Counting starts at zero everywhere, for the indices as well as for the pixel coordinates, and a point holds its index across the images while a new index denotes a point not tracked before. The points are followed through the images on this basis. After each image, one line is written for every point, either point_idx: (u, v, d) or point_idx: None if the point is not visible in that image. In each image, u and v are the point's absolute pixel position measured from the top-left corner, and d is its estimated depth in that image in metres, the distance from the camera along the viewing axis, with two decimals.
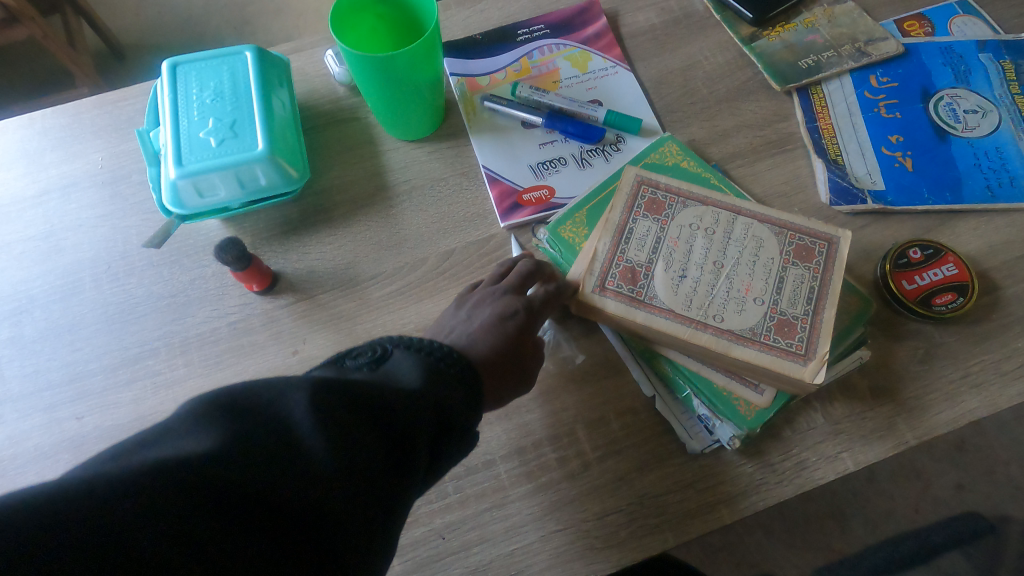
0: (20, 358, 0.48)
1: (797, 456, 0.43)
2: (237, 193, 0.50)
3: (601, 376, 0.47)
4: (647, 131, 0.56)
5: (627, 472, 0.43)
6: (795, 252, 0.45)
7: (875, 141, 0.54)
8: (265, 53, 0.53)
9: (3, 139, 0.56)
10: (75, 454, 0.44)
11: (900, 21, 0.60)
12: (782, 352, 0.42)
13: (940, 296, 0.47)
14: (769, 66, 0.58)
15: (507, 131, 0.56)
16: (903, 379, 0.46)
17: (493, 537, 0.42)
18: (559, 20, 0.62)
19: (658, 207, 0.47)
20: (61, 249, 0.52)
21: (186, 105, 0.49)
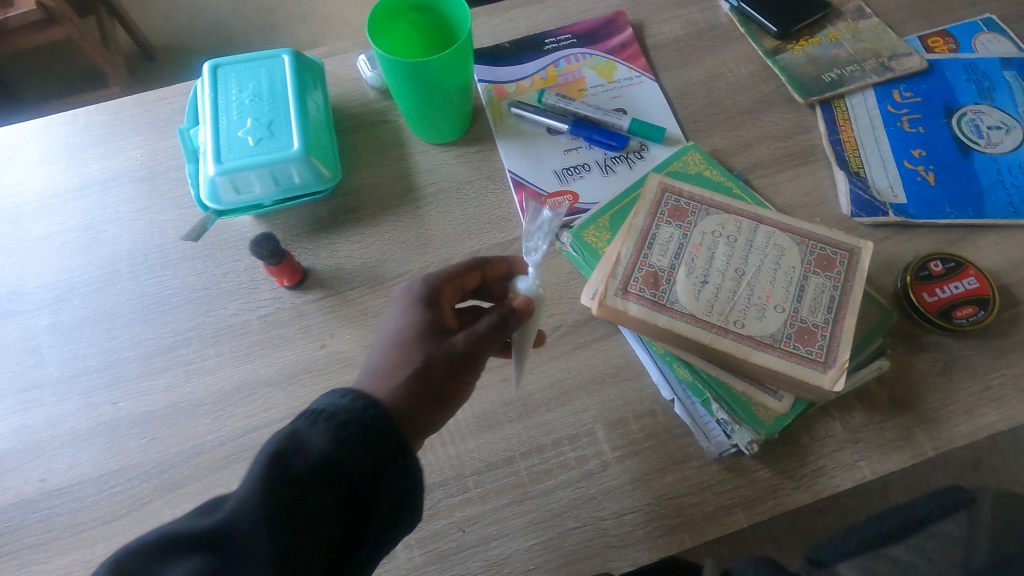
0: (60, 344, 0.50)
1: (815, 463, 0.44)
2: (271, 190, 0.52)
3: (621, 378, 0.47)
4: (671, 140, 0.57)
5: (646, 473, 0.44)
6: (817, 261, 0.46)
7: (898, 155, 0.55)
8: (302, 57, 0.55)
9: (48, 134, 0.58)
10: (109, 437, 0.46)
11: (924, 37, 0.61)
12: (803, 359, 0.42)
13: (960, 309, 0.47)
14: (792, 79, 0.59)
15: (533, 137, 0.58)
16: (922, 390, 0.46)
17: (512, 532, 0.43)
18: (586, 30, 0.63)
19: (681, 214, 0.48)
20: (101, 240, 0.54)
21: (225, 105, 0.51)
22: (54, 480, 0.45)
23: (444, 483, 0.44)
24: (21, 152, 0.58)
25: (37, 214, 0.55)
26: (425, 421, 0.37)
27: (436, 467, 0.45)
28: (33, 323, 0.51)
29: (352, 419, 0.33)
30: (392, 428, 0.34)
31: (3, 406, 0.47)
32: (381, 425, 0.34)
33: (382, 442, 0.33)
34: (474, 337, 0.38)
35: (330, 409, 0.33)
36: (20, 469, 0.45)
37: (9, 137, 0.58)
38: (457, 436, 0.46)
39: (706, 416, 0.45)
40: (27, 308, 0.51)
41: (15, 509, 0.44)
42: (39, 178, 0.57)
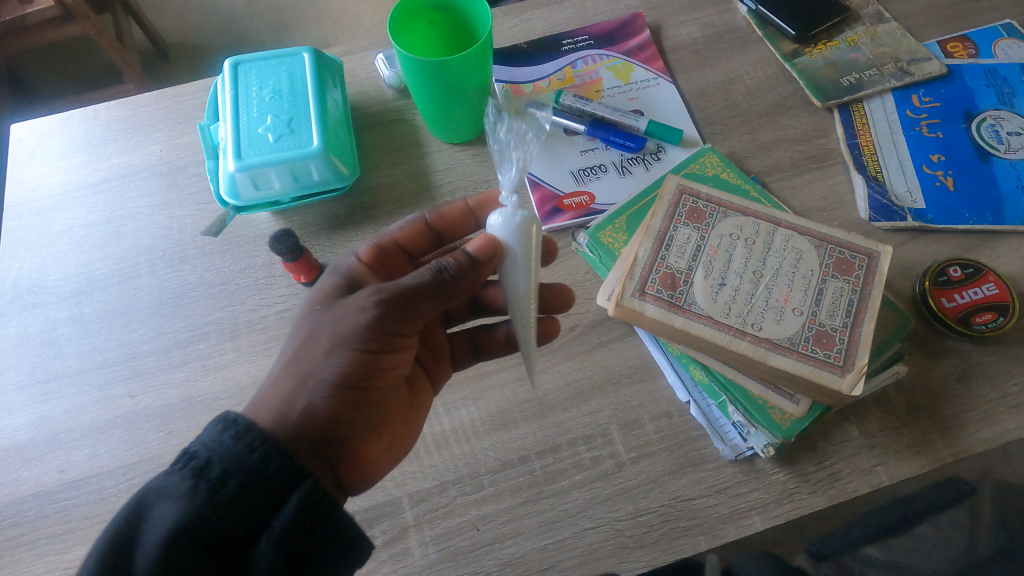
0: (79, 336, 0.50)
1: (831, 467, 0.44)
2: (289, 187, 0.52)
3: (637, 379, 0.47)
4: (688, 142, 0.57)
5: (661, 474, 0.44)
6: (836, 265, 0.46)
7: (917, 159, 0.54)
8: (322, 55, 0.56)
9: (69, 129, 0.59)
10: (127, 430, 0.46)
11: (943, 42, 0.61)
12: (821, 363, 0.42)
13: (979, 315, 0.47)
14: (810, 83, 0.59)
15: (550, 137, 0.58)
16: (940, 396, 0.46)
17: (527, 531, 0.43)
18: (603, 32, 0.63)
19: (699, 216, 0.48)
20: (120, 234, 0.54)
21: (246, 102, 0.52)
22: (72, 472, 0.45)
23: (459, 481, 0.44)
24: (42, 146, 0.58)
25: (58, 208, 0.56)
26: (331, 413, 0.36)
27: (451, 465, 0.45)
28: (53, 316, 0.51)
29: (220, 457, 0.31)
30: (278, 460, 0.32)
31: (22, 397, 0.48)
32: (257, 459, 0.32)
33: (264, 477, 0.32)
34: (406, 285, 0.38)
35: (202, 445, 0.32)
36: (39, 460, 0.45)
37: (31, 131, 0.59)
38: (472, 434, 0.46)
39: (722, 418, 0.45)
40: (48, 300, 0.52)
41: (33, 499, 0.44)
42: (60, 172, 0.57)
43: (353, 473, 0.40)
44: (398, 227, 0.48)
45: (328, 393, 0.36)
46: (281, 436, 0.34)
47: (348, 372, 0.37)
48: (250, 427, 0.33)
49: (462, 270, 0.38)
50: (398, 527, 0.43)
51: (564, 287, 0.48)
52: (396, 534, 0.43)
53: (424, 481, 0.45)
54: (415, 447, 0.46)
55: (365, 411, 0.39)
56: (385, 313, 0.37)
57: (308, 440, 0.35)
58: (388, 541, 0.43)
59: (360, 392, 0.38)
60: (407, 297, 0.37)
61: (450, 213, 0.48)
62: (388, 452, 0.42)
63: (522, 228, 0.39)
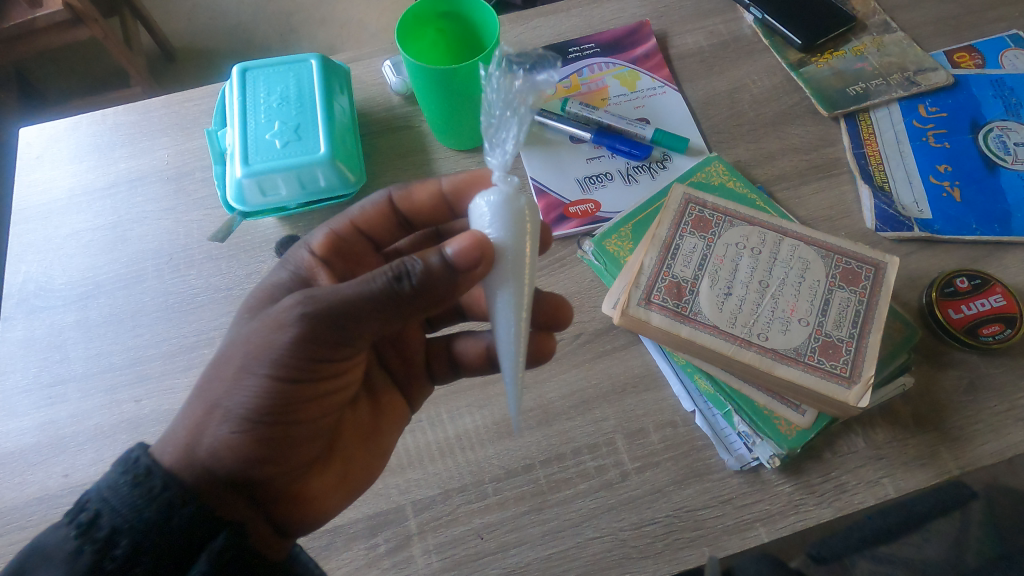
0: (85, 340, 0.50)
1: (837, 479, 0.43)
2: (296, 193, 0.52)
3: (642, 389, 0.47)
4: (694, 151, 0.57)
5: (666, 484, 0.44)
6: (842, 275, 0.46)
7: (923, 170, 0.54)
8: (329, 61, 0.56)
9: (77, 133, 0.59)
10: (132, 434, 0.46)
11: (950, 52, 0.61)
12: (827, 373, 0.42)
13: (987, 327, 0.47)
14: (817, 92, 0.59)
15: (556, 145, 0.58)
16: (947, 408, 0.45)
17: (531, 540, 0.43)
18: (609, 40, 0.63)
19: (705, 225, 0.48)
20: (127, 238, 0.55)
21: (253, 108, 0.52)
22: (77, 476, 0.45)
23: (463, 489, 0.44)
24: (50, 150, 0.59)
25: (65, 211, 0.56)
26: (246, 453, 0.34)
27: (455, 473, 0.45)
28: (60, 319, 0.51)
29: (113, 508, 0.31)
30: (184, 509, 0.32)
31: (28, 400, 0.48)
32: (158, 508, 0.31)
33: (169, 525, 0.31)
34: (352, 296, 0.32)
35: (96, 493, 0.31)
36: (44, 463, 0.45)
37: (39, 135, 0.59)
38: (477, 442, 0.46)
39: (727, 429, 0.45)
40: (54, 304, 0.52)
41: (38, 504, 0.44)
42: (68, 176, 0.57)
43: (292, 516, 0.38)
44: (359, 209, 0.45)
45: (238, 430, 0.34)
46: (189, 479, 0.33)
47: (263, 407, 0.35)
48: (150, 472, 0.32)
49: (431, 278, 0.33)
50: (402, 534, 0.43)
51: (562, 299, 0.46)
52: (399, 542, 0.43)
53: (428, 489, 0.44)
54: (419, 455, 0.46)
55: (290, 449, 0.37)
56: (305, 337, 0.33)
57: (220, 484, 0.34)
58: (391, 549, 0.43)
59: (279, 429, 0.36)
60: (336, 314, 0.33)
61: (419, 195, 0.45)
62: (338, 486, 0.41)
63: (513, 215, 0.35)
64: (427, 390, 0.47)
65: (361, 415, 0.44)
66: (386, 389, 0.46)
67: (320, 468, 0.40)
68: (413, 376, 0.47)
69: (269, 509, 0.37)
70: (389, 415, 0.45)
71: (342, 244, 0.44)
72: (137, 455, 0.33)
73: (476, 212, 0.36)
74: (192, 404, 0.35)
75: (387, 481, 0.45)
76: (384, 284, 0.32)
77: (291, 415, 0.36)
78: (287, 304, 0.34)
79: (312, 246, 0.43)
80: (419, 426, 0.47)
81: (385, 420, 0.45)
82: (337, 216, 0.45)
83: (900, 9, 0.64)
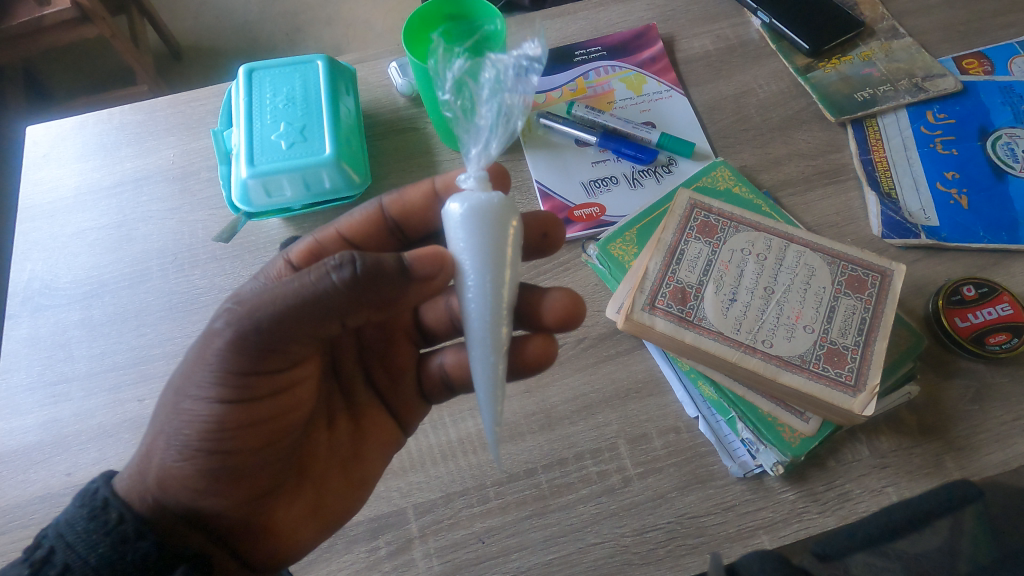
0: (89, 339, 0.50)
1: (841, 487, 0.43)
2: (301, 194, 0.52)
3: (645, 394, 0.47)
4: (700, 155, 0.57)
5: (668, 490, 0.44)
6: (848, 282, 0.46)
7: (931, 177, 0.54)
8: (335, 62, 0.56)
9: (84, 132, 0.60)
10: (135, 434, 0.46)
11: (959, 58, 0.60)
12: (832, 381, 0.42)
13: (994, 336, 0.47)
14: (824, 97, 0.59)
15: (561, 148, 0.58)
16: (953, 417, 0.45)
17: (532, 545, 0.42)
18: (616, 43, 0.63)
19: (710, 230, 0.48)
20: (133, 238, 0.55)
21: (259, 108, 0.52)
22: (80, 475, 0.45)
23: (465, 493, 0.44)
24: (57, 148, 0.59)
25: (71, 210, 0.56)
26: (190, 483, 0.34)
27: (456, 477, 0.45)
28: (64, 318, 0.51)
29: (66, 543, 0.31)
30: (136, 545, 0.32)
31: (32, 398, 0.48)
32: (110, 544, 0.32)
33: (121, 562, 0.32)
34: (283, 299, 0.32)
35: (54, 529, 0.32)
36: (47, 462, 0.45)
37: (46, 133, 0.59)
38: (478, 446, 0.46)
39: (730, 435, 0.45)
40: (59, 302, 0.52)
41: (40, 502, 0.44)
42: (74, 175, 0.58)
43: (259, 549, 0.38)
44: (348, 219, 0.45)
45: (179, 460, 0.34)
46: (143, 512, 0.34)
47: (201, 437, 0.34)
48: (106, 505, 0.33)
49: (378, 276, 0.32)
50: (403, 538, 0.43)
51: (575, 298, 0.43)
52: (400, 545, 0.43)
53: (429, 492, 0.44)
54: (421, 457, 0.46)
55: (241, 481, 0.36)
56: (232, 359, 0.33)
57: (170, 517, 0.34)
58: (392, 553, 0.43)
59: (219, 459, 0.34)
60: (265, 328, 0.32)
61: (410, 197, 0.45)
62: (311, 516, 0.40)
63: (491, 221, 0.34)
64: (421, 411, 0.46)
65: (340, 440, 0.43)
66: (370, 412, 0.45)
67: (288, 497, 0.39)
68: (402, 397, 0.45)
69: (227, 538, 0.37)
70: (374, 441, 0.44)
71: (323, 253, 0.44)
72: (97, 487, 0.34)
73: (451, 220, 0.35)
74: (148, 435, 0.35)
75: (388, 484, 0.45)
76: (330, 282, 0.32)
77: (229, 443, 0.34)
78: (215, 329, 0.33)
79: (290, 255, 0.43)
80: (422, 428, 0.47)
81: (368, 445, 0.43)
82: (324, 227, 0.45)
83: (909, 15, 0.64)
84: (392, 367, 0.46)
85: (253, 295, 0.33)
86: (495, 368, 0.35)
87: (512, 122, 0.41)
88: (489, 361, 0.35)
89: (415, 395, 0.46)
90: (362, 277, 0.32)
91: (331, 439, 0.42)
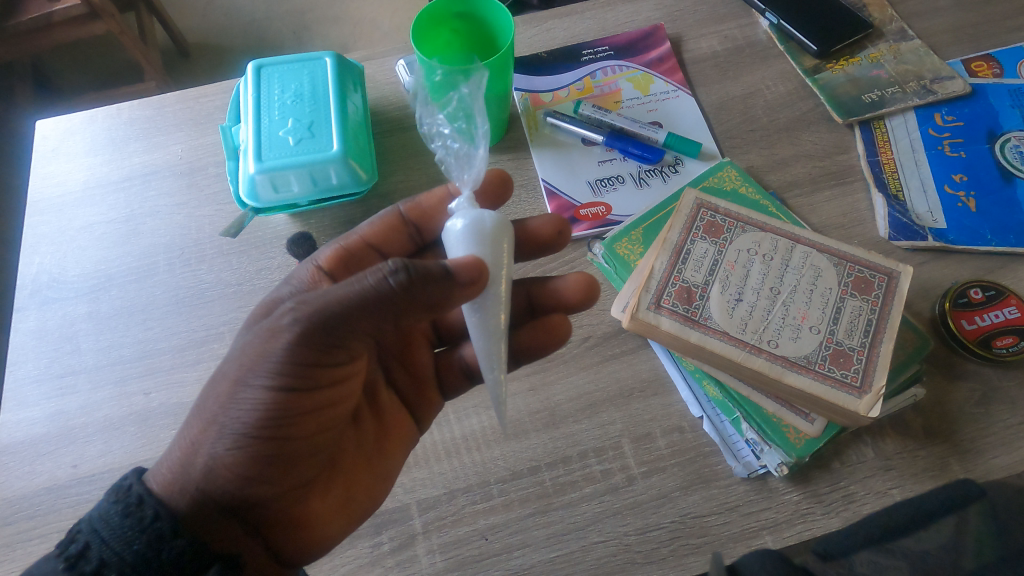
0: (96, 332, 0.51)
1: (845, 488, 0.43)
2: (308, 190, 0.53)
3: (649, 394, 0.47)
4: (706, 155, 0.57)
5: (672, 490, 0.44)
6: (855, 283, 0.46)
7: (938, 179, 0.54)
8: (344, 60, 0.56)
9: (92, 127, 0.60)
10: (141, 426, 0.46)
11: (968, 61, 0.60)
12: (838, 383, 0.42)
13: (1000, 339, 0.46)
14: (831, 99, 0.59)
15: (567, 147, 0.58)
16: (958, 420, 0.45)
17: (535, 543, 0.42)
18: (623, 43, 0.63)
19: (717, 230, 0.48)
20: (140, 232, 0.55)
21: (267, 104, 0.52)
22: (85, 467, 0.45)
23: (468, 490, 0.44)
24: (66, 143, 0.59)
25: (79, 204, 0.56)
26: (241, 471, 0.35)
27: (460, 473, 0.45)
28: (71, 311, 0.52)
29: (101, 539, 0.33)
30: (172, 543, 0.33)
31: (39, 390, 0.48)
32: (146, 542, 0.33)
33: (157, 560, 0.33)
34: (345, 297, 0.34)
35: (88, 524, 0.33)
36: (53, 453, 0.46)
37: (55, 127, 0.60)
38: (482, 443, 0.46)
39: (735, 436, 0.45)
40: (67, 295, 0.52)
41: (46, 494, 0.44)
42: (83, 169, 0.58)
43: (293, 543, 0.39)
44: (368, 224, 0.47)
45: (232, 448, 0.35)
46: (183, 507, 0.35)
47: (259, 424, 0.35)
48: (141, 502, 0.34)
49: (427, 279, 0.34)
50: (406, 533, 0.43)
51: (586, 276, 0.47)
52: (403, 540, 0.43)
53: (432, 488, 0.44)
54: (425, 454, 0.46)
55: (286, 474, 0.37)
56: (299, 347, 0.34)
57: (214, 509, 0.35)
58: (395, 548, 0.43)
59: (275, 446, 0.36)
60: (330, 316, 0.34)
61: (427, 203, 0.47)
62: (340, 510, 0.41)
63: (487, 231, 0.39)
64: (438, 405, 0.47)
65: (366, 437, 0.44)
66: (394, 410, 0.46)
67: (321, 491, 0.40)
68: (422, 392, 0.47)
69: (264, 532, 0.38)
70: (396, 438, 0.45)
71: (353, 258, 0.46)
72: (130, 484, 0.35)
73: (448, 237, 0.40)
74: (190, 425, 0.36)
75: None
76: (387, 283, 0.34)
77: (286, 430, 0.36)
78: (285, 319, 0.34)
79: (319, 262, 0.45)
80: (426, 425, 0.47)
81: (391, 446, 0.44)
82: (347, 236, 0.47)
83: (918, 17, 0.64)
84: (412, 366, 0.48)
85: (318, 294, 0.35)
86: (498, 354, 0.39)
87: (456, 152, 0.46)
88: (495, 347, 0.39)
89: (435, 388, 0.48)
90: (413, 278, 0.34)
91: (357, 436, 0.43)
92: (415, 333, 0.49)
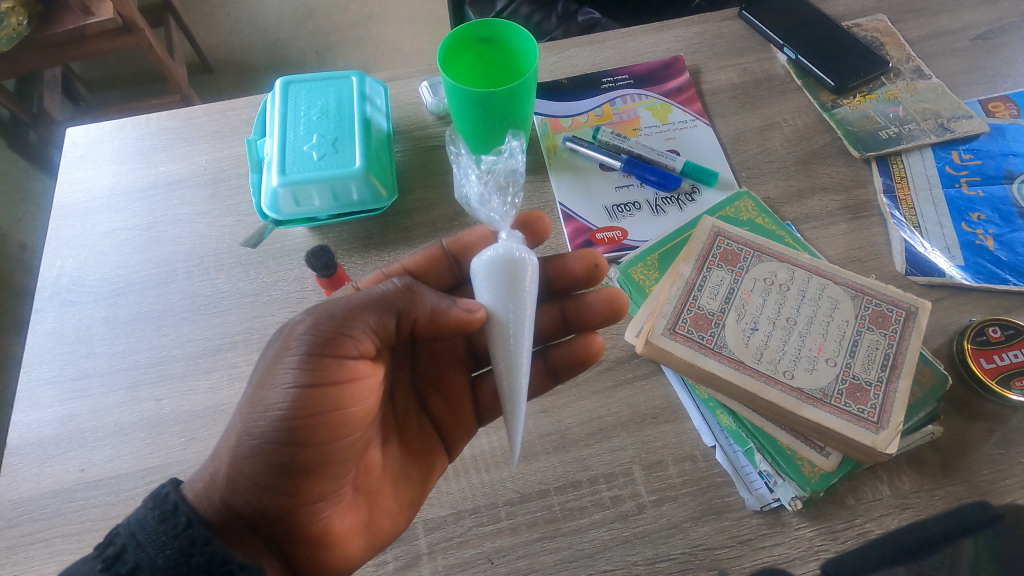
0: (111, 337, 0.51)
1: (861, 526, 0.42)
2: (329, 205, 0.54)
3: (662, 420, 0.47)
4: (724, 185, 0.57)
5: (683, 520, 0.43)
6: (872, 317, 0.45)
7: (955, 218, 0.54)
8: (369, 79, 0.58)
9: (121, 135, 0.61)
10: (151, 433, 0.46)
11: (984, 102, 0.61)
12: (854, 417, 0.42)
13: (1019, 379, 0.46)
14: (848, 134, 0.59)
15: (584, 171, 0.58)
16: (977, 460, 0.44)
17: (542, 568, 0.41)
18: (643, 72, 0.64)
19: (733, 259, 0.48)
20: (161, 239, 0.56)
21: (294, 119, 0.53)
22: (93, 471, 0.45)
23: (476, 511, 0.44)
24: (94, 150, 0.60)
25: (102, 210, 0.57)
26: (260, 480, 0.36)
27: (468, 494, 0.44)
28: (89, 315, 0.52)
29: (138, 543, 0.33)
30: (202, 549, 0.33)
31: (52, 392, 0.48)
32: (178, 547, 0.33)
33: (187, 565, 0.33)
34: (350, 301, 0.39)
35: (126, 528, 0.33)
36: (60, 457, 0.46)
37: (85, 135, 0.61)
38: (491, 464, 0.46)
39: (748, 467, 0.44)
40: (86, 299, 0.53)
41: (52, 496, 0.44)
42: (109, 176, 0.59)
43: (310, 564, 0.38)
44: (411, 256, 0.50)
45: (248, 458, 0.35)
46: (211, 518, 0.35)
47: (273, 431, 0.35)
48: (177, 509, 0.34)
49: (414, 295, 0.41)
50: (411, 553, 0.42)
51: (616, 290, 0.48)
52: (408, 560, 0.42)
53: (439, 508, 0.44)
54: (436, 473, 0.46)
55: (303, 481, 0.37)
56: (313, 341, 0.37)
57: (238, 524, 0.36)
58: (399, 568, 0.42)
59: (288, 453, 0.36)
60: (338, 314, 0.38)
61: (469, 238, 0.49)
62: (362, 532, 0.41)
63: (510, 273, 0.40)
64: (471, 432, 0.48)
65: (391, 459, 0.45)
66: (425, 438, 0.47)
67: (344, 508, 0.40)
68: (457, 418, 0.48)
69: (286, 549, 0.38)
70: (419, 463, 0.46)
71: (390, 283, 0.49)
72: (167, 491, 0.35)
73: (476, 271, 0.42)
74: (223, 444, 0.36)
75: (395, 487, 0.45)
76: (390, 286, 0.41)
77: (299, 436, 0.36)
78: (299, 324, 0.38)
79: (360, 283, 0.48)
80: None
81: (415, 469, 0.45)
82: (392, 264, 0.50)
83: (934, 57, 0.64)
84: (448, 392, 0.50)
85: (325, 304, 0.39)
86: (519, 385, 0.40)
87: (500, 172, 0.47)
88: (515, 378, 0.40)
89: (471, 414, 0.49)
90: (412, 289, 0.41)
91: (385, 455, 0.45)
92: (448, 358, 0.51)
